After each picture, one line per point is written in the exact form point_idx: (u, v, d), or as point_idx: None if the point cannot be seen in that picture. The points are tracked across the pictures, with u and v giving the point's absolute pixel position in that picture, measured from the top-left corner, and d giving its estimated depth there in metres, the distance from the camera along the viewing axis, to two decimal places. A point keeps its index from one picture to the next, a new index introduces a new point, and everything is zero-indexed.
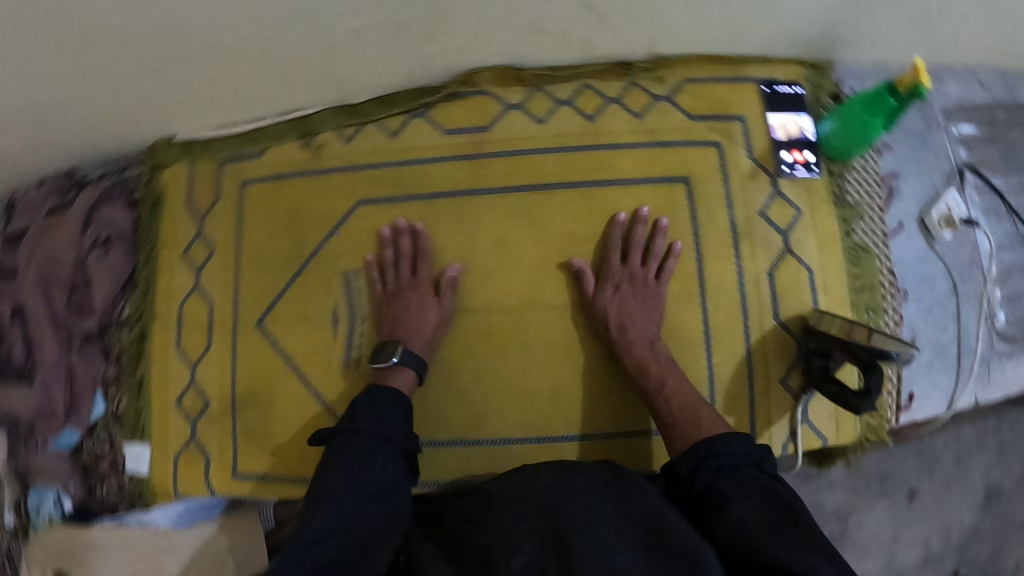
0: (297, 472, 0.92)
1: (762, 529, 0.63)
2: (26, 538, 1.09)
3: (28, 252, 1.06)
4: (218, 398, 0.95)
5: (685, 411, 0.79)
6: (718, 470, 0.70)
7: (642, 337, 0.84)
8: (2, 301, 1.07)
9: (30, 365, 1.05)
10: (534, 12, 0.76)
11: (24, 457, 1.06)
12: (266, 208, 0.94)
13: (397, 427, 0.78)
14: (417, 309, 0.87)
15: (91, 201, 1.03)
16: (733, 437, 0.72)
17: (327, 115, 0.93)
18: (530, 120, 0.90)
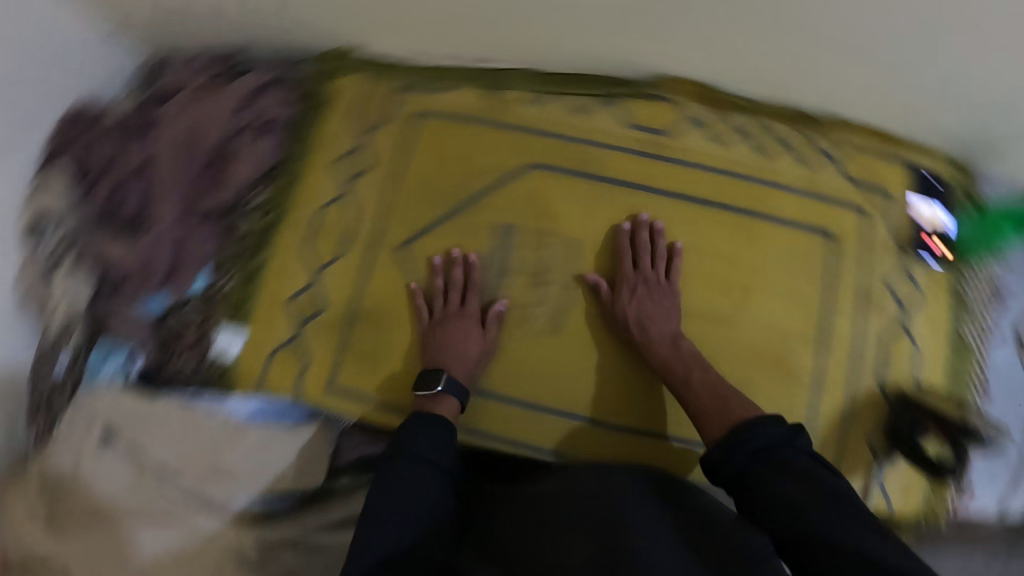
0: (393, 400, 0.93)
1: (807, 510, 0.63)
2: (68, 394, 1.04)
3: (175, 115, 1.07)
4: (334, 308, 0.95)
5: (711, 402, 0.79)
6: (751, 455, 0.70)
7: (660, 331, 0.86)
8: (132, 153, 1.07)
9: (142, 220, 1.04)
10: (760, 45, 0.84)
11: (104, 308, 1.05)
12: (437, 143, 0.97)
13: (430, 440, 0.77)
14: (464, 337, 0.88)
15: (251, 85, 1.03)
16: (755, 422, 0.71)
17: (522, 77, 0.98)
18: (707, 139, 0.97)
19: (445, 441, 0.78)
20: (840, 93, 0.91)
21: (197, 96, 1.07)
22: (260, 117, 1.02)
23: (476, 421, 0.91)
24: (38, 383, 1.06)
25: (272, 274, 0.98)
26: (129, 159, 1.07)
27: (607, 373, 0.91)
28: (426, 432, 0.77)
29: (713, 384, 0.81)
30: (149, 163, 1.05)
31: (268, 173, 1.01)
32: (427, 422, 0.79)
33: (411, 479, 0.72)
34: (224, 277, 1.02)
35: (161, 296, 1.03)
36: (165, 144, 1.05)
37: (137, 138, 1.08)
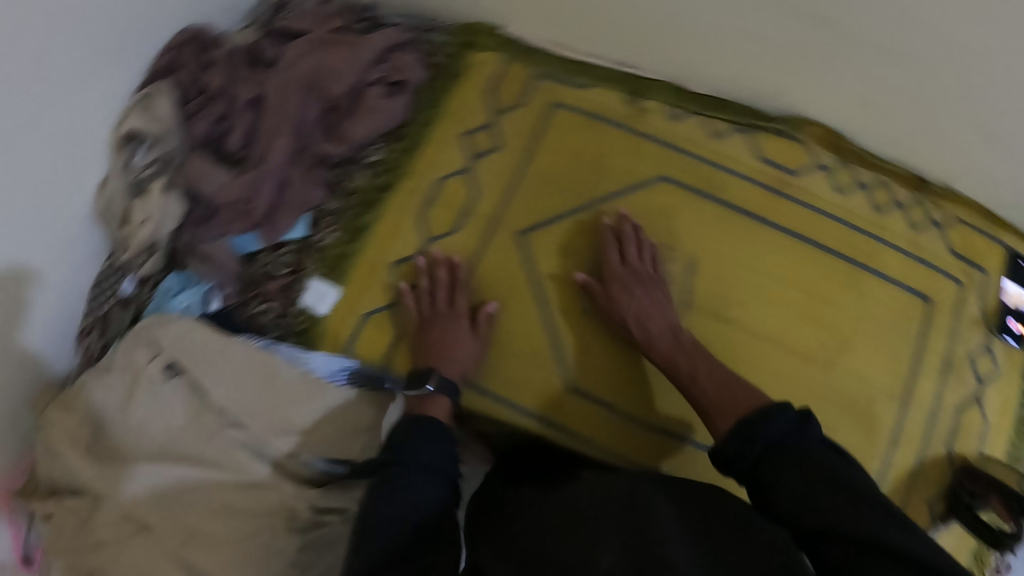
0: (484, 386, 0.91)
1: (822, 501, 0.62)
2: (137, 313, 1.07)
3: (297, 55, 1.05)
4: (441, 283, 0.92)
5: (708, 393, 0.77)
6: (764, 449, 0.67)
7: (659, 323, 0.85)
8: (245, 85, 1.05)
9: (249, 154, 1.02)
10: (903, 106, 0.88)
11: (186, 238, 1.02)
12: (570, 136, 0.96)
13: (429, 445, 0.75)
14: (455, 334, 0.88)
15: (388, 42, 1.02)
16: (761, 414, 0.69)
17: (663, 90, 0.99)
18: (829, 185, 0.99)
19: (446, 448, 0.77)
20: (961, 166, 0.95)
21: (326, 42, 1.05)
22: (392, 75, 0.99)
23: (564, 420, 0.90)
24: (99, 295, 1.09)
25: (380, 236, 0.95)
26: (242, 91, 1.04)
27: (596, 364, 0.91)
28: (424, 438, 0.76)
29: (710, 375, 0.79)
30: (264, 99, 1.04)
31: (388, 132, 0.99)
32: (425, 429, 0.77)
33: (411, 487, 0.71)
34: (324, 231, 0.97)
35: (251, 237, 1.01)
36: (284, 84, 1.03)
37: (255, 72, 1.06)
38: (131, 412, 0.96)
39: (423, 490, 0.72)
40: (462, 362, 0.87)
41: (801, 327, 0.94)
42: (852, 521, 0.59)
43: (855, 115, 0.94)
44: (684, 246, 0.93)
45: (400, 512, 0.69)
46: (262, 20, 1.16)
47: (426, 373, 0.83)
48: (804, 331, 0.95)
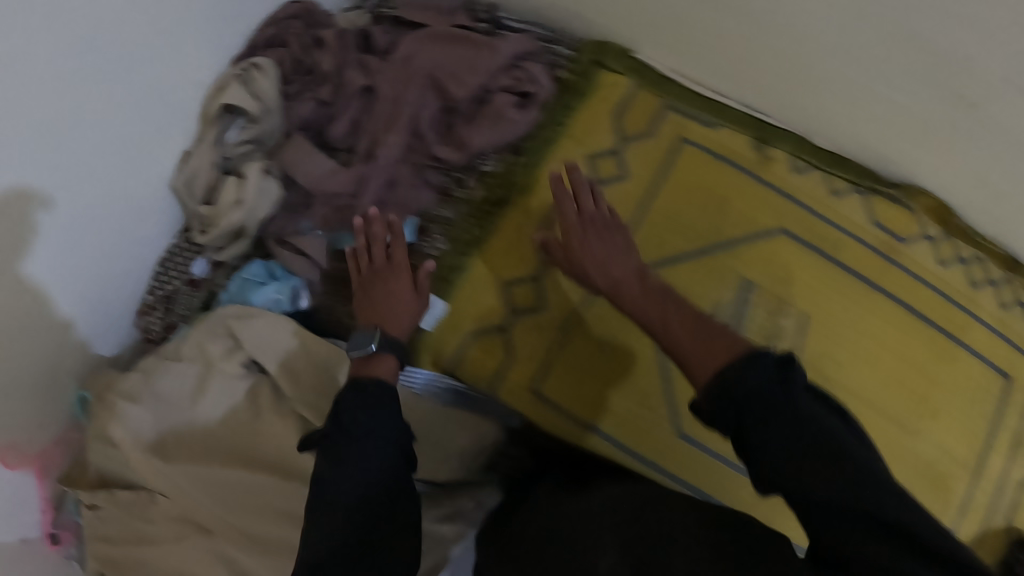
0: (596, 425, 0.87)
1: (819, 477, 0.51)
2: (209, 299, 1.01)
3: (415, 46, 0.99)
4: (556, 311, 0.88)
5: (685, 342, 0.65)
6: (740, 409, 0.56)
7: (625, 271, 0.76)
8: (358, 71, 0.99)
9: (355, 146, 0.98)
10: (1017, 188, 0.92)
11: (279, 227, 0.96)
12: (696, 176, 0.95)
13: (377, 410, 0.65)
14: (394, 290, 0.81)
15: (517, 49, 0.97)
16: (743, 364, 0.57)
17: (788, 140, 0.98)
18: (933, 256, 1.00)
19: (393, 412, 0.66)
20: None
21: (448, 38, 0.99)
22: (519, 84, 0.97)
23: (682, 470, 0.86)
24: (165, 273, 1.02)
25: (494, 252, 0.90)
26: (353, 77, 0.99)
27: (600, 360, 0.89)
28: (372, 399, 0.66)
29: (689, 321, 0.67)
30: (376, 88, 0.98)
31: (509, 144, 0.95)
32: (374, 393, 0.67)
33: (361, 463, 0.62)
34: (433, 239, 0.92)
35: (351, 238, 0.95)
36: (397, 75, 0.97)
37: (367, 59, 1.00)
38: (203, 411, 0.89)
39: (366, 460, 0.62)
40: (404, 321, 0.80)
41: (894, 393, 0.95)
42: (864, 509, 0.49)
43: (968, 190, 0.96)
44: (798, 302, 0.93)
45: (347, 494, 0.61)
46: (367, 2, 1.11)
47: (370, 332, 0.75)
48: (906, 401, 0.96)
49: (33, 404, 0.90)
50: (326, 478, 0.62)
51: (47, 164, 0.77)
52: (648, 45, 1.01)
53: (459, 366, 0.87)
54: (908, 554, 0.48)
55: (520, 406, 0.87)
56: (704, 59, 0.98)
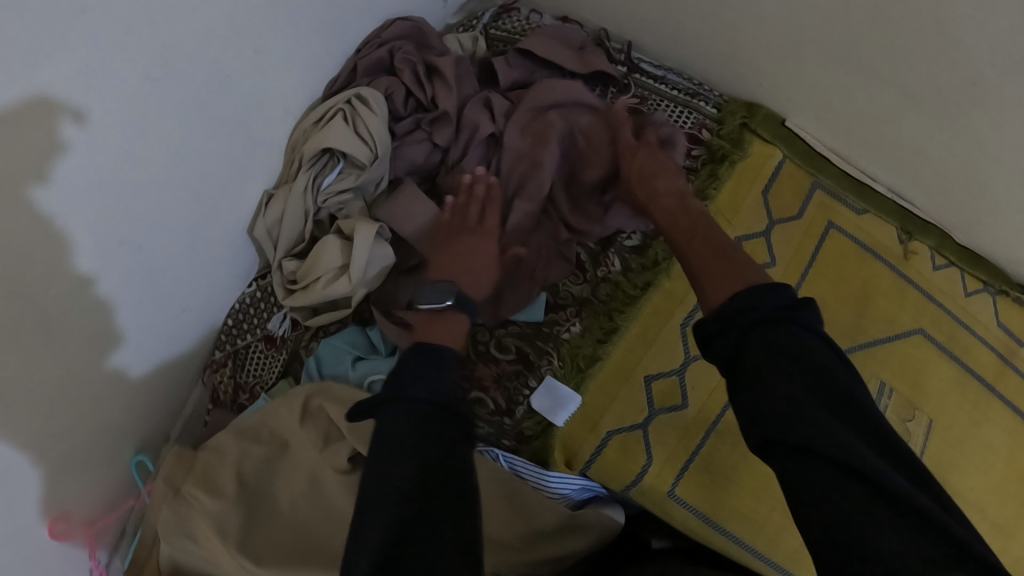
0: (732, 533, 0.83)
1: (804, 411, 0.53)
2: (288, 361, 0.88)
3: (550, 88, 0.86)
4: (699, 412, 0.83)
5: (700, 270, 0.68)
6: (750, 326, 0.59)
7: (669, 209, 0.76)
8: (484, 115, 0.86)
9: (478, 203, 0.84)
10: None
11: (386, 295, 0.84)
12: (841, 266, 0.89)
13: (426, 363, 0.63)
14: (479, 253, 0.79)
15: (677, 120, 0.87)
16: (753, 294, 0.60)
17: (931, 233, 0.93)
18: None
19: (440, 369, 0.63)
20: None
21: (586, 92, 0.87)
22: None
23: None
24: (235, 328, 0.86)
25: (636, 342, 0.83)
26: (480, 122, 0.85)
27: (703, 408, 0.83)
28: (422, 355, 0.64)
29: (714, 256, 0.68)
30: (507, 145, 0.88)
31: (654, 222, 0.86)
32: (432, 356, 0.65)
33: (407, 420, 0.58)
34: (565, 321, 0.84)
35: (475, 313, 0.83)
36: (529, 129, 0.86)
37: (492, 99, 0.87)
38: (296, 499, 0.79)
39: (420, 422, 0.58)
40: (482, 284, 0.79)
41: (1006, 501, 0.93)
42: (840, 443, 0.51)
43: None
44: (928, 406, 0.90)
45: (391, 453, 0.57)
46: (477, 22, 0.97)
47: (446, 287, 0.77)
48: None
49: (95, 480, 0.79)
50: (376, 436, 0.59)
51: (102, 216, 0.63)
52: (802, 115, 0.92)
53: (593, 468, 0.81)
54: (876, 490, 0.50)
55: (653, 509, 0.81)
56: (867, 139, 0.89)
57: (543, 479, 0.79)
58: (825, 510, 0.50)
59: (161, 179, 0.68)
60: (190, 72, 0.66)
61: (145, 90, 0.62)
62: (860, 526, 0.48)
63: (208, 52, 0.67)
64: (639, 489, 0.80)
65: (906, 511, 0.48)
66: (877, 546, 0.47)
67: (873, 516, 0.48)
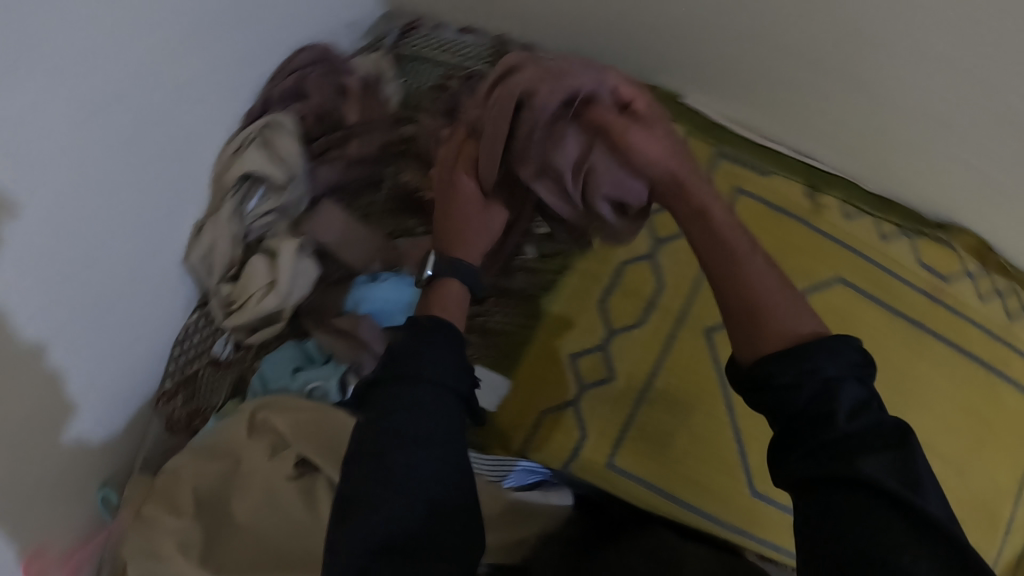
0: (680, 497, 0.85)
1: (825, 431, 0.55)
2: (235, 381, 0.91)
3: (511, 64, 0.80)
4: (630, 381, 0.85)
5: (746, 318, 0.62)
6: (811, 370, 0.57)
7: (712, 223, 0.66)
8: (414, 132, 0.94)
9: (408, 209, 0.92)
10: None
11: (319, 307, 0.87)
12: (753, 226, 0.92)
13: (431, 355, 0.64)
14: (471, 216, 0.78)
15: None
16: (800, 353, 0.57)
17: (839, 184, 0.97)
18: (976, 293, 1.01)
19: (455, 359, 0.66)
20: None
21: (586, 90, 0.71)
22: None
23: (770, 534, 0.86)
24: (184, 356, 0.91)
25: (558, 324, 0.87)
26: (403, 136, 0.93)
27: (632, 379, 0.85)
28: (425, 342, 0.65)
29: (769, 286, 0.63)
30: (421, 154, 0.93)
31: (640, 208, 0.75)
32: (430, 334, 0.67)
33: (418, 423, 0.61)
34: (490, 312, 0.89)
35: (399, 283, 0.88)
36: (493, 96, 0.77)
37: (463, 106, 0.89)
38: (256, 513, 0.82)
39: (434, 416, 0.62)
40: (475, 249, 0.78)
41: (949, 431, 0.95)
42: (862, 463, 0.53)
43: (1000, 227, 0.99)
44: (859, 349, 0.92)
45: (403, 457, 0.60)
46: (383, 40, 1.00)
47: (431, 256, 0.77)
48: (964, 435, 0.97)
49: (62, 518, 0.82)
50: (378, 437, 0.61)
51: (36, 261, 0.67)
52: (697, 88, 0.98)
53: (529, 448, 0.84)
54: (890, 504, 0.52)
55: (596, 482, 0.83)
56: (759, 101, 0.94)
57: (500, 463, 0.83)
58: (853, 535, 0.52)
59: (93, 219, 0.72)
60: (112, 118, 0.71)
61: (77, 142, 0.67)
62: (866, 537, 0.51)
63: (136, 100, 0.72)
64: (574, 467, 0.83)
65: (916, 523, 0.51)
66: (882, 555, 0.50)
67: (877, 525, 0.51)
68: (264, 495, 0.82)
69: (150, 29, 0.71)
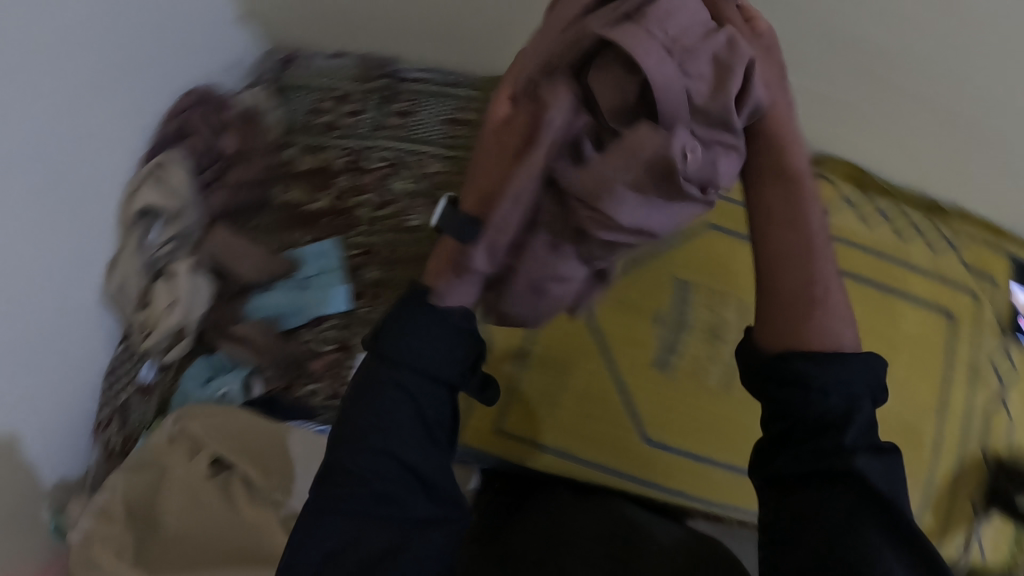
0: (572, 451, 0.90)
1: (836, 438, 0.60)
2: (161, 400, 0.99)
3: None
4: (505, 348, 0.91)
5: (800, 296, 0.64)
6: (828, 385, 0.61)
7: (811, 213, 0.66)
8: (299, 152, 1.01)
9: (291, 220, 0.98)
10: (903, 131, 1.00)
11: (219, 319, 0.95)
12: None
13: (428, 347, 0.64)
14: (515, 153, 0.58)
15: (441, 117, 1.01)
16: (833, 366, 0.61)
17: None
18: (858, 219, 1.03)
19: (451, 344, 0.64)
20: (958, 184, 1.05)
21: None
22: (429, 148, 1.00)
23: (667, 478, 0.90)
24: (112, 387, 0.98)
25: None
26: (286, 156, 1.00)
27: (509, 348, 0.91)
28: (420, 337, 0.63)
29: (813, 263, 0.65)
30: (299, 173, 1.00)
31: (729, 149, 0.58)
32: (420, 315, 0.64)
33: (404, 427, 0.63)
34: (369, 303, 0.94)
35: (288, 288, 0.96)
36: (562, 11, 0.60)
37: None
38: (182, 521, 0.88)
39: (427, 406, 0.65)
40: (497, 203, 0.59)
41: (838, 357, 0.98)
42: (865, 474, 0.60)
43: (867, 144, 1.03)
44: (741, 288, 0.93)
45: (383, 458, 0.63)
46: (266, 74, 1.06)
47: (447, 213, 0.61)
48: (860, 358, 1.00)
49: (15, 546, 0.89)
50: (358, 415, 0.63)
51: None
52: None
53: None
54: (874, 511, 0.60)
55: (484, 448, 0.92)
56: None
57: None
58: (838, 533, 0.59)
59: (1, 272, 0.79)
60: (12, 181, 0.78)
61: None
62: (842, 530, 0.59)
63: (32, 156, 0.79)
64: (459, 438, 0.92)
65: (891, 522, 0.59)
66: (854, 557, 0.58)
67: (862, 525, 0.59)
68: (184, 500, 0.89)
69: (32, 97, 0.78)
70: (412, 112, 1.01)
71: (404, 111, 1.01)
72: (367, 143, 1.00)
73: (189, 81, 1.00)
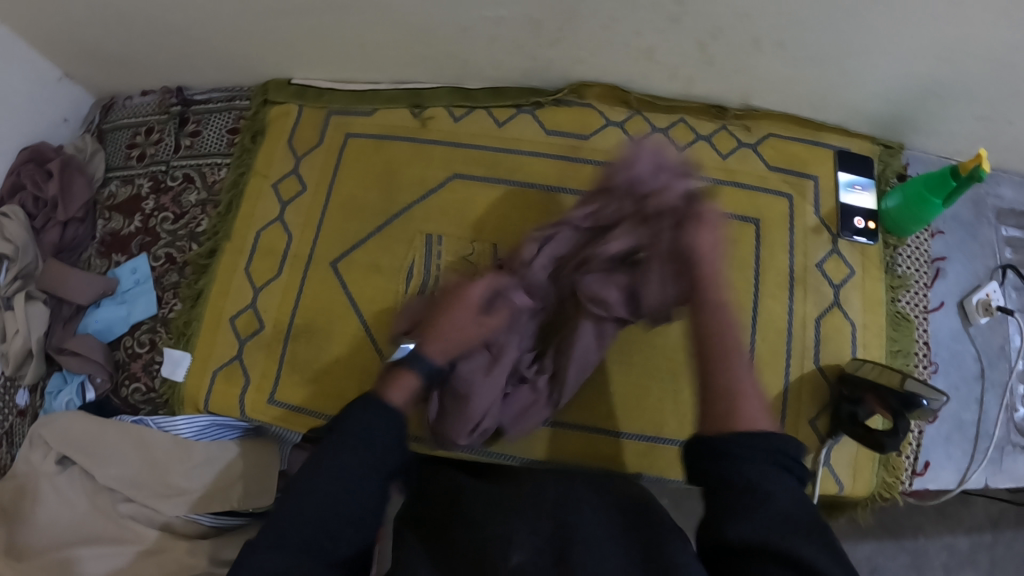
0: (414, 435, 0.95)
1: (753, 508, 0.55)
2: (33, 421, 1.09)
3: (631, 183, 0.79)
4: (275, 324, 1.00)
5: (727, 397, 0.63)
6: (738, 454, 0.58)
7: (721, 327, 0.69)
8: (121, 186, 1.15)
9: (115, 242, 1.12)
10: (651, 41, 0.85)
11: (59, 338, 1.07)
12: (365, 161, 1.04)
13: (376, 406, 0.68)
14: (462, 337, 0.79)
15: (225, 127, 1.11)
16: (746, 441, 0.58)
17: (442, 94, 1.04)
18: (625, 138, 0.99)
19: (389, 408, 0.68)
20: (740, 86, 0.93)
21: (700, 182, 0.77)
22: (213, 159, 1.10)
23: None
24: None
25: (215, 295, 1.03)
26: (114, 190, 1.15)
27: (280, 325, 1.00)
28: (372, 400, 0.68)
29: (748, 390, 0.64)
30: (117, 204, 1.14)
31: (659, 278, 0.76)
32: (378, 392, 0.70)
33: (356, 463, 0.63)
34: (171, 304, 1.06)
35: (111, 303, 1.08)
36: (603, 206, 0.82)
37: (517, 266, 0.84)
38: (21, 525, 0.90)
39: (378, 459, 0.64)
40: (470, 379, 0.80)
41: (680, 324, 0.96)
42: (766, 515, 0.54)
43: (620, 65, 0.93)
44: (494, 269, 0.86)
45: (339, 501, 0.61)
46: (93, 123, 1.21)
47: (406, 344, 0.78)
48: None
49: None
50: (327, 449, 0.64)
51: None
52: (293, 63, 1.06)
53: (209, 402, 1.00)
54: None
55: (267, 422, 0.97)
56: (342, 61, 1.03)
57: (172, 421, 0.99)
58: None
59: None
60: None
61: None
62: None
63: None
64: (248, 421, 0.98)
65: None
66: None
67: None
68: (7, 510, 0.92)
69: None
70: (200, 131, 1.12)
71: (194, 131, 1.12)
72: (166, 166, 1.12)
73: (21, 141, 1.12)
